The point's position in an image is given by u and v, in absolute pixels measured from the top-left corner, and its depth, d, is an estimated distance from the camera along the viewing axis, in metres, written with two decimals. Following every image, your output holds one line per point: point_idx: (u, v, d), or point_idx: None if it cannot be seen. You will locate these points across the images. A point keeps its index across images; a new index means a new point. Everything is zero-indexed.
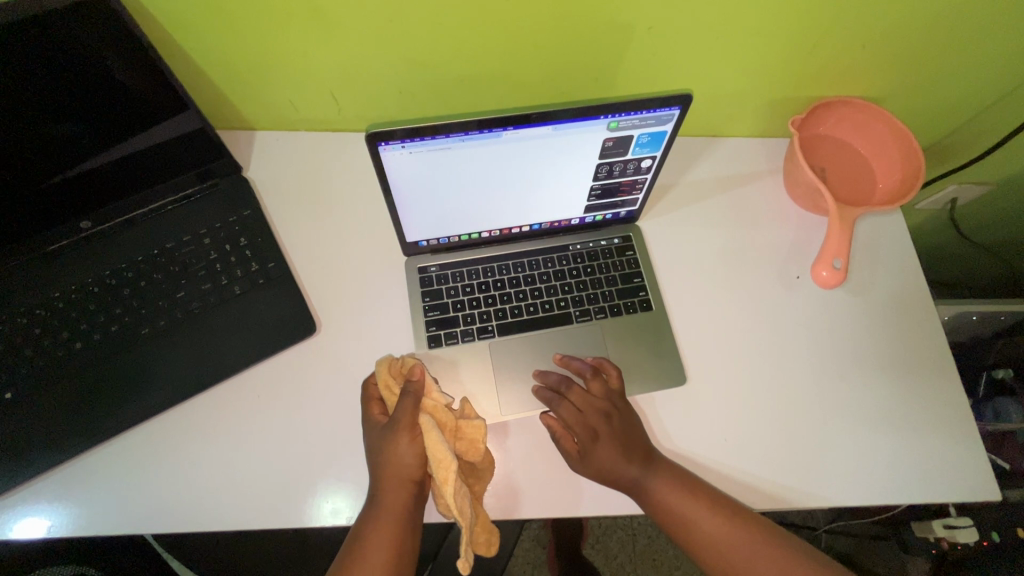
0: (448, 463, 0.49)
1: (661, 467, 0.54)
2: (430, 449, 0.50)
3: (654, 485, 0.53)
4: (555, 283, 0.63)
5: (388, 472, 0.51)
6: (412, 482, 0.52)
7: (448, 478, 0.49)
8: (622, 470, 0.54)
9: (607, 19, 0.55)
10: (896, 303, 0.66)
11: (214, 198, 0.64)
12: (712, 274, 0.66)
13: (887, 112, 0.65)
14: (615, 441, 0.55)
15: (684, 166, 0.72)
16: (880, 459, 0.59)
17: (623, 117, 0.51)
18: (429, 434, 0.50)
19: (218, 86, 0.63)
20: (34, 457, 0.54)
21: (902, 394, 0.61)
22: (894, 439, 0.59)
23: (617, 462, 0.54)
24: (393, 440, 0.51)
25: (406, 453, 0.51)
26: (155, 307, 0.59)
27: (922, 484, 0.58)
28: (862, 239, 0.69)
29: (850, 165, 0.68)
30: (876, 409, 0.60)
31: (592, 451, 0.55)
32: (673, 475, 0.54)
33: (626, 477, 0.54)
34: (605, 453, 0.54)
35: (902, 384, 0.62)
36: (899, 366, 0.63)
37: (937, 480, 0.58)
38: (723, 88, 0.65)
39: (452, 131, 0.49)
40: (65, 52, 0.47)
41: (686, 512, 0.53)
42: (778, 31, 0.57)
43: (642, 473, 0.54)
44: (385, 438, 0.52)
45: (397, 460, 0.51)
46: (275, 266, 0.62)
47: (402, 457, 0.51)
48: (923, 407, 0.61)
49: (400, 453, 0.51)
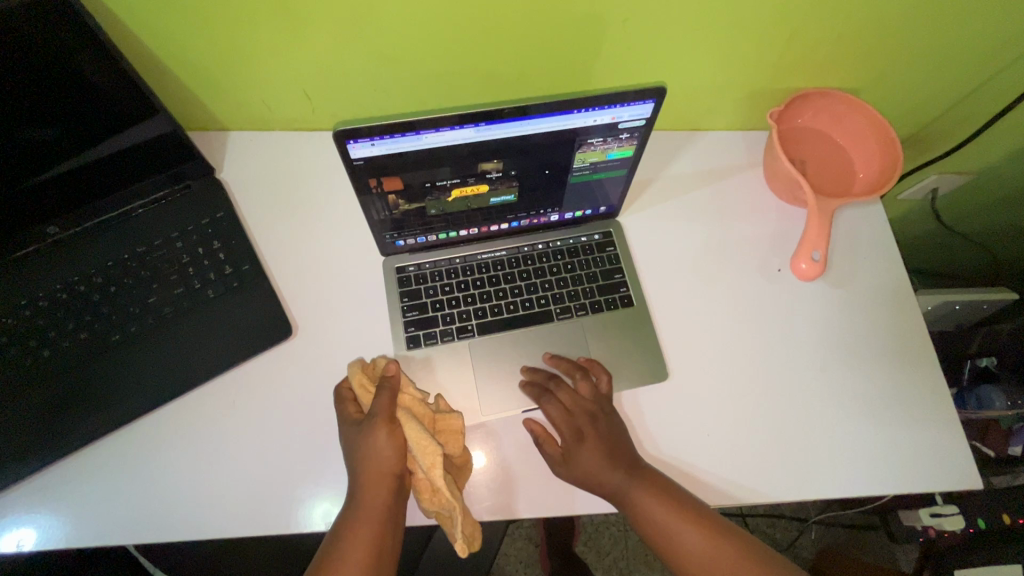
0: (433, 449, 0.50)
1: (644, 480, 0.53)
2: (412, 438, 0.50)
3: (635, 495, 0.53)
4: (534, 281, 0.62)
5: (369, 469, 0.51)
6: (392, 477, 0.51)
7: (435, 463, 0.49)
8: (605, 477, 0.54)
9: (581, 12, 0.54)
10: (877, 294, 0.66)
11: (186, 201, 0.63)
12: (693, 269, 0.66)
13: (864, 103, 0.65)
14: (597, 445, 0.55)
15: (665, 160, 0.72)
16: (863, 454, 0.59)
17: (596, 111, 0.50)
18: (410, 425, 0.51)
19: (187, 87, 0.62)
20: (2, 470, 0.52)
21: (884, 386, 0.61)
22: (875, 431, 0.59)
23: (599, 467, 0.54)
24: (371, 433, 0.51)
25: (385, 446, 0.50)
26: (127, 313, 0.57)
27: (903, 476, 0.58)
28: (842, 230, 0.69)
29: (829, 157, 0.68)
30: (855, 401, 0.60)
31: (577, 455, 0.55)
32: (654, 486, 0.53)
33: (611, 485, 0.54)
34: (588, 457, 0.54)
35: (882, 375, 0.62)
36: (880, 356, 0.63)
37: (919, 472, 0.58)
38: (701, 81, 0.65)
39: (422, 128, 0.48)
40: (23, 54, 0.46)
41: (665, 524, 0.52)
42: (754, 23, 0.57)
43: (627, 482, 0.53)
44: (363, 433, 0.51)
45: (377, 454, 0.50)
46: (250, 269, 0.61)
47: (381, 450, 0.50)
48: (904, 400, 0.61)
49: (378, 447, 0.50)
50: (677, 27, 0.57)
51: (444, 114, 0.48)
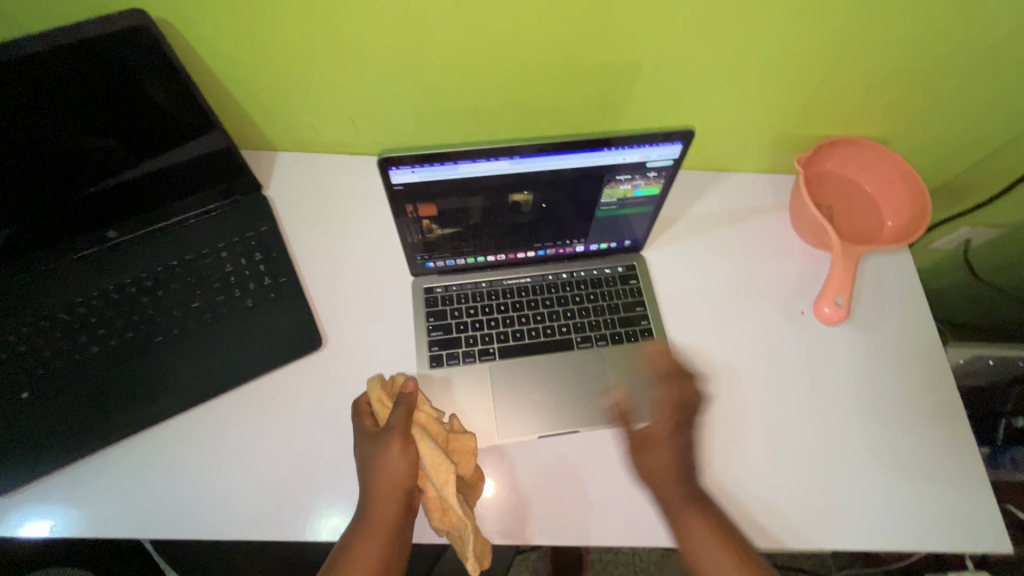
0: (446, 467, 0.51)
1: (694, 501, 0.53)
2: (425, 456, 0.51)
3: (684, 515, 0.52)
4: (557, 308, 0.64)
5: (381, 483, 0.52)
6: (404, 492, 0.52)
7: (448, 481, 0.51)
8: (665, 481, 0.54)
9: (614, 55, 0.57)
10: (903, 343, 0.65)
11: (233, 214, 0.67)
12: (716, 306, 0.67)
13: (894, 153, 0.65)
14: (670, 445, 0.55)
15: (691, 199, 0.73)
16: (886, 506, 0.57)
17: (625, 150, 0.53)
18: (426, 443, 0.52)
19: (245, 110, 0.67)
20: (43, 458, 0.55)
21: (910, 437, 0.60)
22: (898, 482, 0.58)
23: (662, 469, 0.54)
24: (385, 449, 0.52)
25: (399, 462, 0.51)
26: (170, 316, 0.61)
27: (927, 531, 0.56)
28: (868, 276, 0.68)
29: (858, 203, 0.68)
30: (879, 450, 0.59)
31: (652, 448, 0.55)
32: (703, 509, 0.53)
33: (667, 498, 0.53)
34: (660, 454, 0.55)
35: (907, 425, 0.61)
36: (905, 406, 0.62)
37: (945, 529, 0.56)
38: (729, 125, 0.67)
39: (459, 159, 0.51)
40: (105, 73, 0.51)
41: (704, 552, 0.51)
42: (780, 71, 0.59)
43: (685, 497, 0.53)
44: (377, 448, 0.52)
45: (389, 470, 0.51)
46: (287, 281, 0.64)
47: (394, 467, 0.51)
48: (930, 452, 0.59)
49: (391, 463, 0.51)
50: (709, 72, 0.59)
51: (481, 147, 0.51)
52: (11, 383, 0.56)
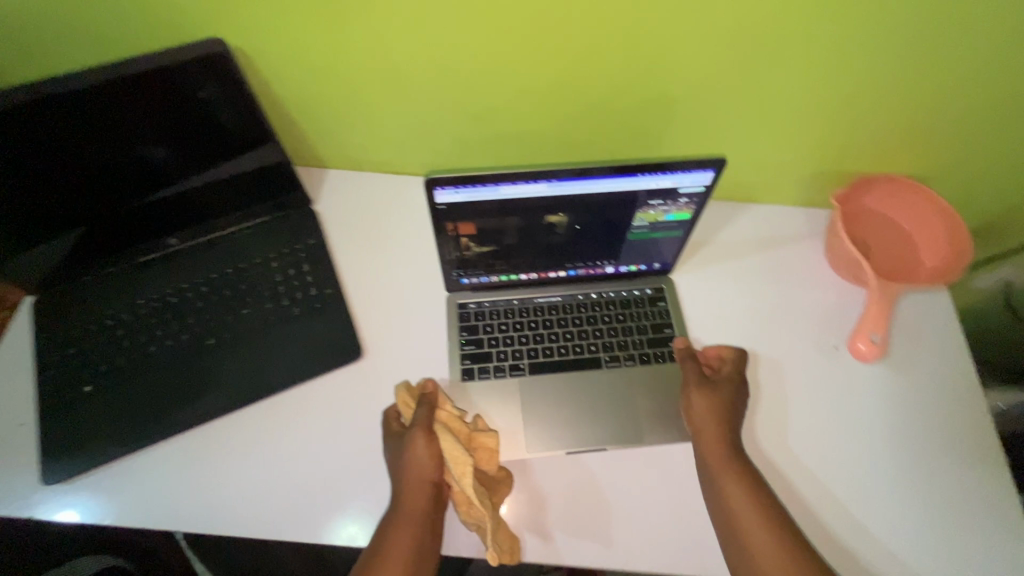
0: (463, 459, 0.52)
1: (740, 464, 0.56)
2: (446, 450, 0.53)
3: (726, 476, 0.56)
4: (586, 327, 0.65)
5: (409, 477, 0.54)
6: (430, 486, 0.54)
7: (466, 472, 0.51)
8: (707, 431, 0.58)
9: (655, 90, 0.60)
10: (941, 384, 0.64)
11: (284, 227, 0.70)
12: (748, 336, 0.67)
13: (932, 193, 0.64)
14: (719, 408, 0.59)
15: (726, 229, 0.74)
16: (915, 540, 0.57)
17: (658, 175, 0.54)
18: (445, 437, 0.53)
19: (301, 130, 0.71)
20: (99, 450, 0.58)
21: (942, 477, 0.60)
22: (928, 523, 0.58)
23: (712, 421, 0.58)
24: (411, 444, 0.55)
25: (423, 456, 0.54)
26: (222, 321, 0.64)
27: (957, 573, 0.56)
28: (904, 315, 0.68)
29: (895, 242, 0.68)
30: (911, 488, 0.59)
31: (694, 403, 0.59)
32: (746, 474, 0.56)
33: (710, 458, 0.57)
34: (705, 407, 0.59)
35: (940, 465, 0.60)
36: (938, 446, 0.61)
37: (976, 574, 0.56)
38: (766, 159, 0.68)
39: (498, 180, 0.53)
40: (183, 94, 0.56)
41: (743, 517, 0.54)
42: (818, 109, 0.61)
43: (733, 455, 0.57)
44: (403, 444, 0.55)
45: (416, 464, 0.54)
46: (332, 293, 0.67)
47: (420, 460, 0.54)
48: (961, 494, 0.59)
49: (418, 457, 0.54)
50: (747, 107, 0.61)
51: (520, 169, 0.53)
52: (77, 376, 0.61)
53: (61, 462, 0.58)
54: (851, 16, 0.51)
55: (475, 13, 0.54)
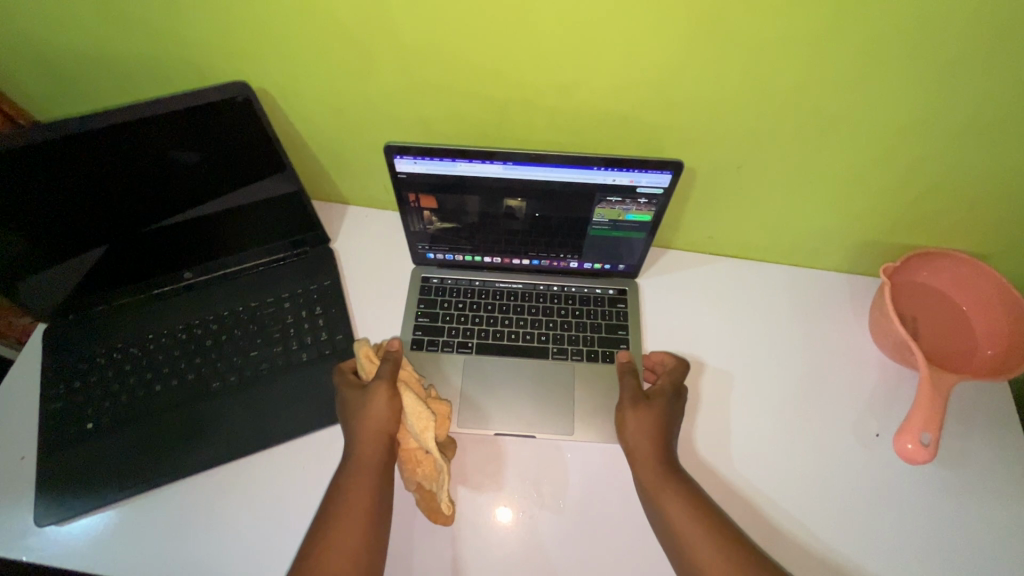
0: (426, 414, 0.53)
1: (672, 476, 0.53)
2: (409, 405, 0.54)
3: (661, 489, 0.52)
4: (540, 317, 0.64)
5: (366, 428, 0.53)
6: (386, 438, 0.53)
7: (428, 427, 0.53)
8: (640, 450, 0.54)
9: (688, 147, 0.57)
10: (990, 480, 0.58)
11: (300, 266, 0.69)
12: (775, 408, 0.62)
13: (994, 272, 0.59)
14: (651, 426, 0.55)
15: (761, 291, 0.69)
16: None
17: (614, 171, 0.53)
18: (408, 392, 0.55)
19: (323, 167, 0.69)
20: (94, 492, 0.56)
21: None
22: None
23: (642, 435, 0.55)
24: (372, 395, 0.54)
25: (384, 408, 0.53)
26: (229, 362, 0.63)
27: None
28: (953, 402, 0.62)
29: (945, 320, 0.63)
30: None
31: (626, 423, 0.56)
32: (681, 486, 0.52)
33: (643, 474, 0.54)
34: (639, 424, 0.55)
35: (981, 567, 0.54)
36: (981, 545, 0.55)
37: None
38: (806, 220, 0.64)
39: (452, 155, 0.53)
40: (205, 131, 0.56)
41: (685, 530, 0.50)
42: (863, 174, 0.57)
43: (659, 474, 0.53)
44: (363, 396, 0.54)
45: (375, 415, 0.53)
46: (342, 338, 0.64)
47: (380, 411, 0.53)
48: None
49: (377, 408, 0.53)
50: (780, 167, 0.58)
51: (477, 147, 0.53)
52: (79, 413, 0.59)
53: (53, 501, 0.56)
54: (890, 79, 0.48)
55: (492, 64, 0.52)
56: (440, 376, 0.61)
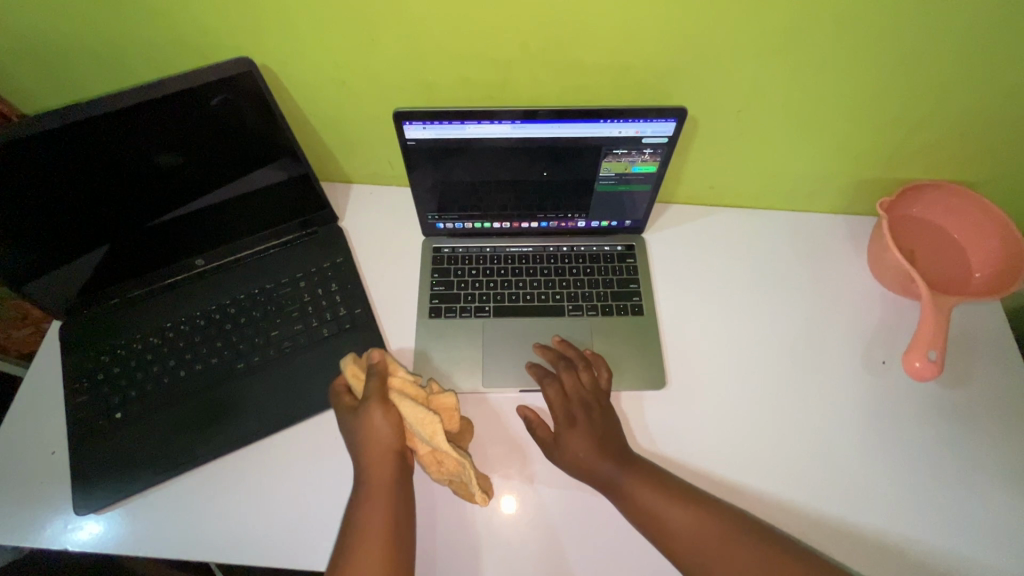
0: (431, 421, 0.51)
1: (629, 467, 0.54)
2: (408, 415, 0.52)
3: (630, 483, 0.53)
4: (552, 277, 0.66)
5: (371, 448, 0.52)
6: (394, 453, 0.52)
7: (436, 431, 0.51)
8: (597, 465, 0.54)
9: (689, 97, 0.58)
10: (989, 399, 0.61)
11: (311, 246, 0.69)
12: (781, 347, 0.64)
13: (983, 198, 0.62)
14: (588, 432, 0.56)
15: (763, 237, 0.71)
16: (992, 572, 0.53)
17: (620, 124, 0.54)
18: (404, 403, 0.52)
19: (326, 145, 0.69)
20: (129, 477, 0.57)
21: (987, 495, 0.57)
22: (968, 536, 0.55)
23: (590, 456, 0.55)
24: (367, 415, 0.52)
25: (383, 424, 0.52)
26: (251, 343, 0.63)
27: None
28: (954, 329, 0.65)
29: (940, 250, 0.65)
30: (947, 502, 0.56)
31: (567, 439, 0.56)
32: (643, 474, 0.53)
33: (602, 475, 0.54)
34: (577, 443, 0.55)
35: (981, 481, 0.57)
36: (981, 458, 0.58)
37: None
38: (805, 164, 0.66)
39: (460, 117, 0.53)
40: (211, 112, 0.56)
41: (654, 508, 0.51)
42: (858, 113, 0.59)
43: (617, 471, 0.53)
44: (359, 416, 0.53)
45: (377, 434, 0.52)
46: (361, 312, 0.65)
47: (380, 429, 0.52)
48: (1003, 508, 0.56)
49: (376, 426, 0.52)
50: (782, 111, 0.59)
51: (484, 109, 0.54)
52: (107, 403, 0.60)
53: (90, 490, 0.57)
54: (883, 15, 0.49)
55: (494, 23, 0.53)
56: (462, 342, 0.63)
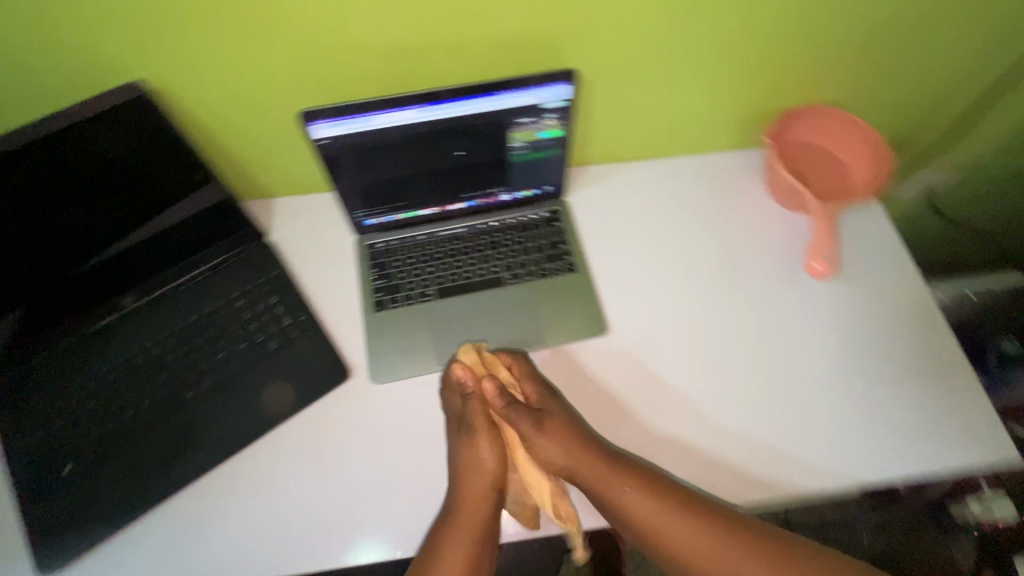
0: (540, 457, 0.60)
1: (615, 473, 0.57)
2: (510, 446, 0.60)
3: (618, 487, 0.56)
4: (487, 252, 0.69)
5: (470, 479, 0.58)
6: (492, 487, 0.60)
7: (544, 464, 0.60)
8: (576, 468, 0.58)
9: (578, 58, 0.62)
10: (890, 288, 0.68)
11: (242, 264, 0.68)
12: (705, 276, 0.69)
13: (849, 114, 0.69)
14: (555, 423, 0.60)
15: (675, 181, 0.76)
16: (916, 437, 0.60)
17: (519, 94, 0.57)
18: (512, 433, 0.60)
19: (238, 161, 0.69)
20: (92, 528, 0.55)
21: (902, 370, 0.64)
22: (893, 410, 0.61)
23: (563, 448, 0.59)
24: (474, 444, 0.60)
25: (486, 456, 0.60)
26: (196, 371, 0.62)
27: (927, 452, 0.59)
28: (846, 232, 0.72)
29: (824, 167, 0.72)
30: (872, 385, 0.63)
31: (538, 427, 0.60)
32: (631, 475, 0.56)
33: (586, 474, 0.58)
34: (553, 442, 0.59)
35: (897, 361, 0.64)
36: (892, 339, 0.65)
37: (941, 448, 0.60)
38: (697, 106, 0.71)
39: (365, 109, 0.55)
40: (105, 145, 0.54)
41: (647, 514, 0.55)
42: (731, 53, 0.64)
43: (601, 476, 0.57)
44: (463, 446, 0.60)
45: (480, 466, 0.60)
46: (305, 319, 0.65)
47: (483, 460, 0.60)
48: (917, 379, 0.63)
49: (480, 457, 0.60)
50: (664, 60, 0.64)
51: (387, 97, 0.55)
52: (54, 458, 0.57)
53: (53, 549, 0.55)
54: None
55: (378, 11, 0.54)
56: (411, 329, 0.65)
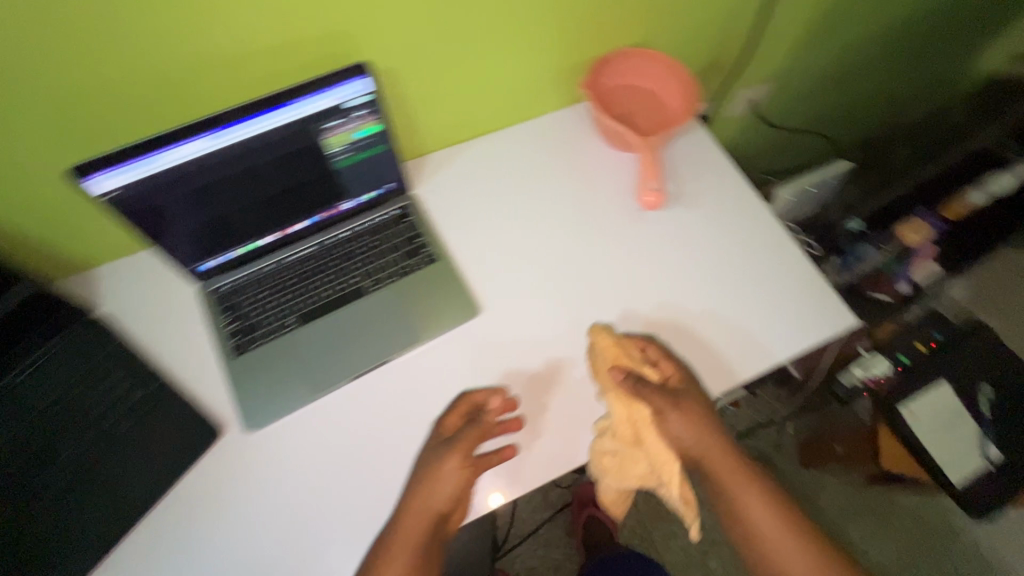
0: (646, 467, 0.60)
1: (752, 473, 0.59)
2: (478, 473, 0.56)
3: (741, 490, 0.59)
4: (343, 265, 0.66)
5: (422, 499, 0.55)
6: (437, 511, 0.55)
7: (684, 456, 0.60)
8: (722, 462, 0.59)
9: (368, 50, 0.59)
10: (731, 203, 0.73)
11: (68, 350, 0.59)
12: (563, 232, 0.71)
13: (645, 51, 0.73)
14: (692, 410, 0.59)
15: (515, 149, 0.77)
16: (774, 332, 0.66)
17: (315, 99, 0.54)
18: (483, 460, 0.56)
19: (29, 236, 0.61)
20: None
21: (752, 275, 0.69)
22: (751, 314, 0.66)
23: (689, 436, 0.58)
24: (443, 458, 0.56)
25: (449, 479, 0.55)
26: (38, 481, 0.54)
27: (783, 341, 0.65)
28: (678, 160, 0.76)
29: (644, 105, 0.76)
30: (728, 295, 0.67)
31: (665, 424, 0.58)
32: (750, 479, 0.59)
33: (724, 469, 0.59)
34: (683, 423, 0.58)
35: (749, 268, 0.69)
36: (740, 248, 0.70)
37: (795, 336, 0.66)
38: (511, 74, 0.71)
39: (146, 150, 0.50)
40: None
41: (766, 526, 0.58)
42: (522, 18, 0.64)
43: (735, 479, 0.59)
44: (434, 462, 0.56)
45: (439, 488, 0.55)
46: (157, 386, 0.60)
47: (444, 482, 0.55)
48: (767, 279, 0.69)
49: (444, 474, 0.55)
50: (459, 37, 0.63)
51: (167, 132, 0.50)
52: None
53: None
54: None
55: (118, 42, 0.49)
56: (277, 364, 0.61)
